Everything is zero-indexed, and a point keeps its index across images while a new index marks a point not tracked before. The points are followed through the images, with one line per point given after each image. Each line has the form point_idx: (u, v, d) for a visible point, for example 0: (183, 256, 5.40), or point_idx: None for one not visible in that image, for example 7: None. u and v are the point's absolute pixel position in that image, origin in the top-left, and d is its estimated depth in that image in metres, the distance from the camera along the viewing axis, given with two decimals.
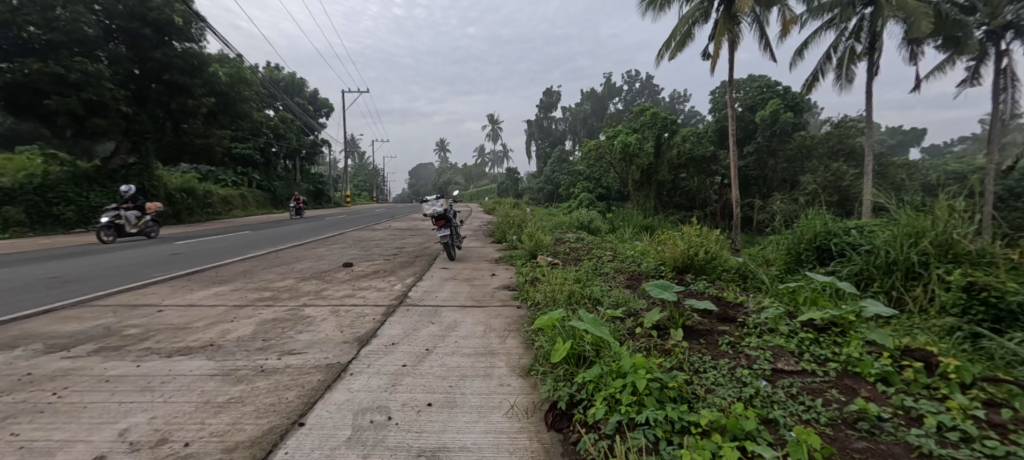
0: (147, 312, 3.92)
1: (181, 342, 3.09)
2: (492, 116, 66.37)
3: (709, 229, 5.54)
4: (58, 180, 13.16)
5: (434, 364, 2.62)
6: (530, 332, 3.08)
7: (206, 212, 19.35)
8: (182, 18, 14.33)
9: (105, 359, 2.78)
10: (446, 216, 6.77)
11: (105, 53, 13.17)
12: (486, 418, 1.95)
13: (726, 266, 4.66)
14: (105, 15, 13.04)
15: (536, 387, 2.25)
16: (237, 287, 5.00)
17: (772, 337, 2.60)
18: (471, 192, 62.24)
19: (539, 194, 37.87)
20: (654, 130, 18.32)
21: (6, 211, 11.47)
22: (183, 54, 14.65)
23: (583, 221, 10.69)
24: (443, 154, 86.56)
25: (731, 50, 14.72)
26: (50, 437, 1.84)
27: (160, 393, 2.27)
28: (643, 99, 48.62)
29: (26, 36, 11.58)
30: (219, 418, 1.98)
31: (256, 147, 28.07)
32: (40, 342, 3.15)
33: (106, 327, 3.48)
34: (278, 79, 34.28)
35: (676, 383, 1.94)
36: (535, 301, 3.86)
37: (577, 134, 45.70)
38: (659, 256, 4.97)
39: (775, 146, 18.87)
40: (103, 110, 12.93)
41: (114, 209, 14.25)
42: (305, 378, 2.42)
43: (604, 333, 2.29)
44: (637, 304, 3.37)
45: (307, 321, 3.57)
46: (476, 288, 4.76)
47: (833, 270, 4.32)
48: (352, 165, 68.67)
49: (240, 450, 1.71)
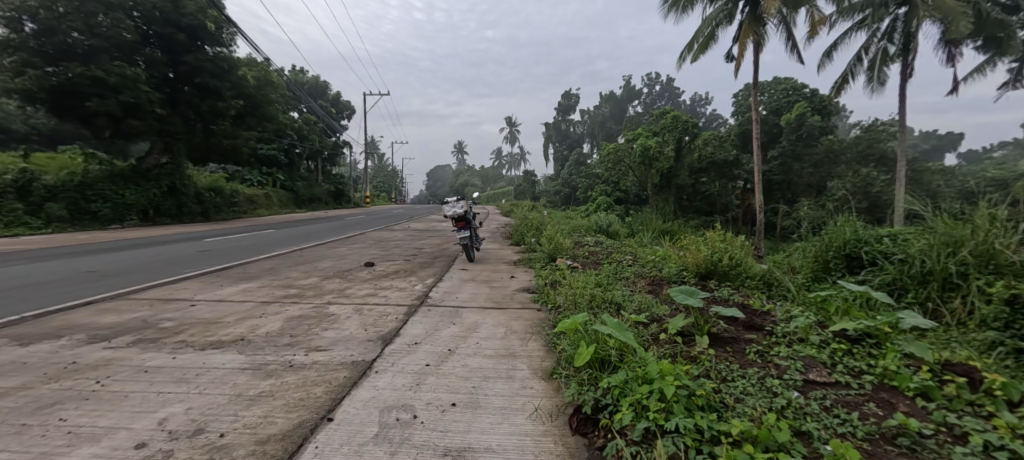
0: (180, 306, 4.08)
1: (213, 335, 3.21)
2: (510, 119, 66.82)
3: (732, 234, 5.44)
4: (97, 177, 13.84)
5: (457, 364, 2.65)
6: (553, 335, 3.07)
7: (232, 211, 20.00)
8: (214, 24, 15.03)
9: (143, 351, 2.90)
10: (466, 218, 6.83)
11: (142, 58, 13.74)
12: (510, 419, 1.96)
13: (750, 273, 4.56)
14: (142, 21, 13.69)
15: (559, 391, 2.24)
16: (263, 284, 5.15)
17: (803, 347, 2.54)
18: (488, 194, 62.56)
19: (555, 197, 37.63)
20: (674, 134, 17.97)
21: (49, 208, 12.13)
22: (214, 58, 15.29)
23: (602, 225, 10.59)
24: (460, 156, 87.39)
25: (757, 52, 14.36)
26: (96, 423, 1.94)
27: (194, 384, 2.36)
28: (664, 102, 47.98)
29: (71, 41, 12.13)
30: (251, 411, 2.04)
31: (281, 148, 28.79)
32: (84, 332, 3.32)
33: (143, 319, 3.64)
34: (302, 82, 35.13)
35: (704, 391, 1.90)
36: (556, 304, 3.85)
37: (596, 137, 45.39)
38: (681, 261, 4.90)
39: (800, 150, 18.43)
40: (138, 112, 13.59)
41: (148, 206, 14.94)
42: (332, 374, 2.47)
43: (628, 338, 2.25)
44: (660, 310, 3.32)
45: (332, 319, 3.65)
46: (496, 290, 4.77)
47: (864, 280, 4.19)
48: (371, 166, 69.77)
49: (272, 442, 1.76)
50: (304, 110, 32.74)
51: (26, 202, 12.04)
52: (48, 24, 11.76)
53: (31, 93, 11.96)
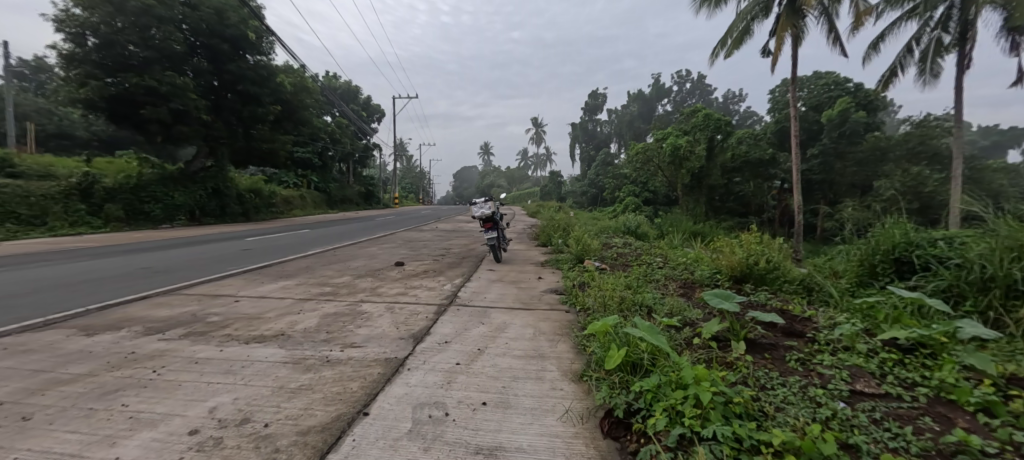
0: (225, 302, 4.32)
1: (256, 330, 3.37)
2: (535, 120, 66.77)
3: (769, 236, 5.22)
4: (150, 180, 14.77)
5: (487, 363, 2.68)
6: (582, 337, 3.05)
7: (270, 211, 20.93)
8: (254, 33, 15.78)
9: (193, 343, 3.09)
10: (494, 219, 6.88)
11: (190, 67, 14.63)
12: (540, 420, 1.96)
13: (789, 278, 4.37)
14: (190, 33, 14.56)
15: (590, 393, 2.23)
16: (300, 281, 5.37)
17: (849, 356, 2.42)
18: (514, 194, 62.72)
19: (582, 198, 37.25)
20: (706, 132, 17.43)
21: (109, 209, 13.10)
22: (254, 66, 16.05)
23: (630, 226, 10.42)
24: (486, 157, 88.13)
25: (795, 46, 13.74)
26: (154, 410, 2.09)
27: (240, 376, 2.49)
28: (695, 100, 46.68)
29: (127, 54, 13.11)
30: (293, 403, 2.14)
31: (315, 151, 29.89)
32: (141, 324, 3.57)
33: (193, 313, 3.88)
34: (335, 87, 36.31)
35: (742, 399, 1.85)
36: (585, 306, 3.82)
37: (623, 137, 44.66)
38: (715, 263, 4.77)
39: (843, 148, 17.46)
40: (186, 119, 14.45)
41: (194, 207, 15.90)
42: (367, 371, 2.55)
43: (661, 342, 2.20)
44: (693, 314, 3.25)
45: (365, 316, 3.76)
46: (523, 291, 4.78)
47: (914, 286, 3.93)
48: (400, 168, 71.34)
49: (313, 434, 1.84)
50: (337, 114, 33.87)
51: (88, 203, 12.93)
52: (108, 38, 12.73)
53: (94, 102, 12.92)
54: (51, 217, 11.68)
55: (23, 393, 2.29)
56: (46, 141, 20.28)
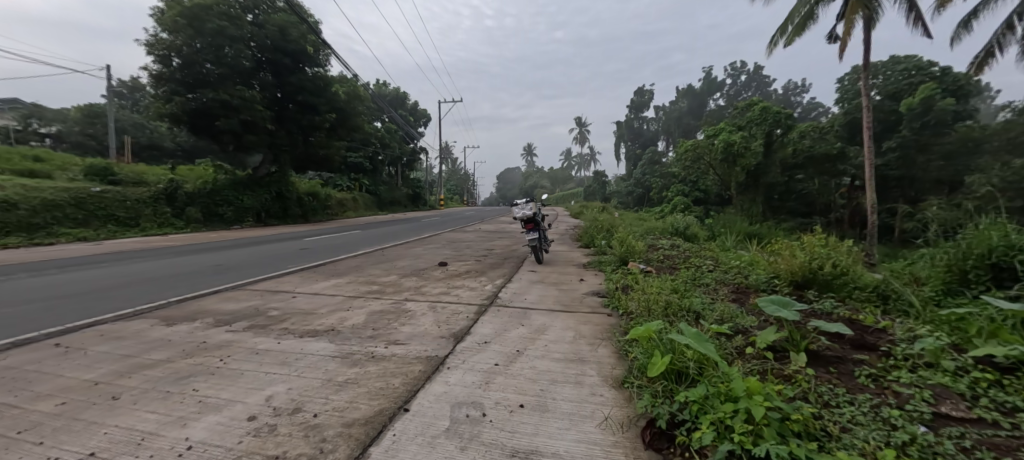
0: (284, 297, 4.64)
1: (310, 324, 3.59)
2: (579, 120, 65.97)
3: (836, 239, 4.78)
4: (223, 185, 16.22)
5: (525, 366, 2.66)
6: (624, 342, 2.95)
7: (326, 214, 22.23)
8: (312, 47, 16.85)
9: (255, 335, 3.34)
10: (535, 220, 6.87)
11: (257, 82, 15.89)
12: (577, 426, 1.92)
13: (860, 284, 3.97)
14: (257, 50, 15.84)
15: (631, 401, 2.14)
16: (350, 279, 5.65)
17: (933, 374, 2.14)
18: (557, 195, 62.32)
19: (627, 198, 36.27)
20: (763, 127, 16.29)
21: (190, 212, 14.59)
22: (312, 77, 17.15)
23: (678, 227, 9.99)
24: (529, 159, 88.33)
25: (867, 29, 12.51)
26: (220, 395, 2.27)
27: (294, 368, 2.66)
28: (751, 93, 43.90)
29: (205, 71, 14.50)
30: (340, 395, 2.24)
31: (366, 156, 31.38)
32: (212, 316, 3.92)
33: (255, 308, 4.20)
34: (384, 94, 37.93)
35: (801, 416, 1.69)
36: (628, 310, 3.69)
37: (672, 135, 42.97)
38: (772, 267, 4.43)
39: (926, 140, 15.65)
40: (254, 128, 15.73)
41: (260, 210, 17.24)
42: (408, 368, 2.62)
43: (709, 350, 2.07)
44: (747, 322, 3.04)
45: (409, 315, 3.89)
46: (564, 293, 4.72)
47: (1017, 296, 3.42)
48: (445, 170, 73.16)
49: (357, 426, 1.92)
50: (386, 120, 35.41)
51: (172, 206, 14.41)
52: (189, 58, 14.16)
53: (177, 116, 14.39)
54: (143, 219, 13.18)
55: (114, 374, 2.58)
56: (140, 152, 22.93)
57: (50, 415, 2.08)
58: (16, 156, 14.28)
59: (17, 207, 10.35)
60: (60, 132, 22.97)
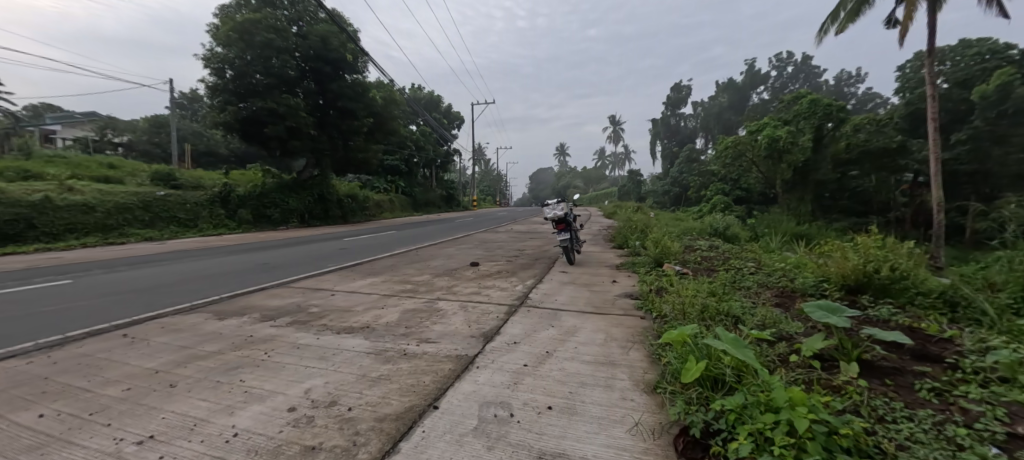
0: (323, 295, 4.85)
1: (346, 321, 3.73)
2: (613, 118, 64.78)
3: (895, 240, 4.41)
4: (271, 189, 17.22)
5: (554, 367, 2.63)
6: (657, 345, 2.86)
7: (364, 215, 23.06)
8: (351, 55, 17.53)
9: (296, 330, 3.51)
10: (567, 220, 6.78)
11: (301, 89, 16.72)
12: (606, 431, 1.87)
13: (922, 289, 3.65)
14: (302, 60, 16.69)
15: (663, 407, 2.07)
16: (385, 278, 5.82)
17: (1009, 392, 1.93)
18: (590, 195, 61.55)
19: (663, 198, 35.24)
20: (812, 120, 15.30)
21: (242, 213, 15.60)
22: (351, 84, 17.85)
23: (717, 227, 9.56)
24: (561, 158, 87.71)
25: (932, 12, 11.49)
26: (263, 386, 2.40)
27: (331, 362, 2.76)
28: (798, 85, 41.38)
29: (254, 82, 15.44)
30: (373, 390, 2.31)
31: (402, 158, 32.26)
32: (258, 312, 4.16)
33: (297, 304, 4.42)
34: (419, 98, 38.83)
35: (850, 430, 1.58)
36: (661, 313, 3.57)
37: (711, 131, 41.32)
38: (822, 270, 4.15)
39: (1002, 130, 14.14)
40: (299, 134, 16.57)
41: (304, 212, 18.14)
42: (439, 366, 2.67)
43: (747, 356, 1.96)
44: (791, 328, 2.87)
45: (440, 314, 3.95)
46: (596, 294, 4.64)
47: None
48: (478, 171, 74.05)
49: (388, 421, 1.97)
50: (421, 123, 36.27)
51: (226, 208, 15.45)
52: (241, 70, 15.12)
53: (230, 124, 15.39)
54: (201, 220, 14.23)
55: (172, 364, 2.79)
56: (199, 158, 24.80)
57: (117, 399, 2.27)
58: (94, 164, 15.79)
59: (95, 209, 11.43)
60: (131, 142, 25.21)
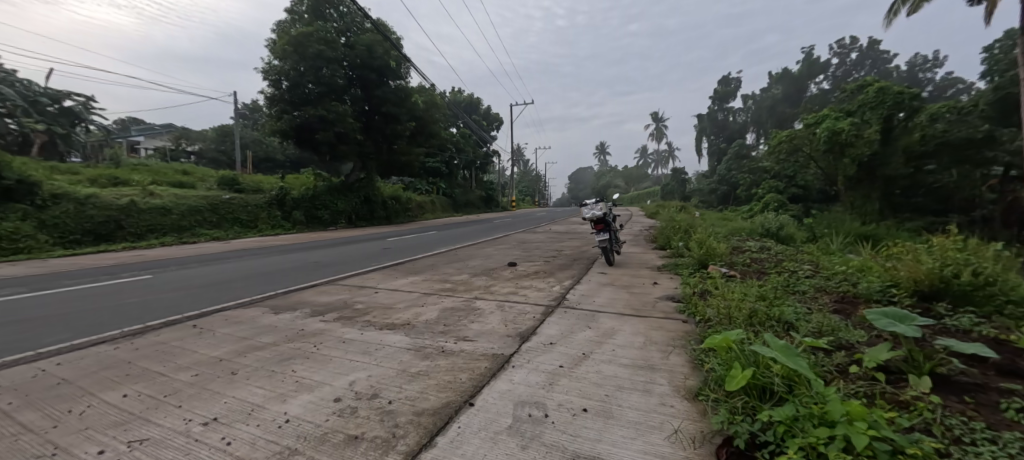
0: (368, 292, 5.07)
1: (389, 318, 3.88)
2: (656, 115, 62.74)
3: (979, 241, 3.94)
4: (322, 191, 18.21)
5: (591, 369, 2.59)
6: (700, 351, 2.74)
7: (407, 216, 23.83)
8: (394, 61, 18.18)
9: (342, 325, 3.70)
10: (605, 220, 6.65)
11: (349, 97, 17.58)
12: (643, 436, 1.82)
13: (1012, 297, 3.24)
14: (349, 68, 17.55)
15: (705, 415, 1.98)
16: (425, 277, 5.99)
17: None
18: (631, 195, 59.90)
19: (710, 197, 33.64)
20: (879, 110, 14.01)
21: (295, 215, 16.63)
22: (395, 90, 18.52)
23: (770, 228, 8.99)
24: (601, 158, 86.14)
25: None
26: (312, 377, 2.56)
27: (373, 357, 2.89)
28: (864, 72, 37.98)
29: (306, 91, 16.45)
30: (412, 385, 2.39)
31: (443, 161, 33.02)
32: (309, 307, 4.42)
33: (344, 301, 4.65)
34: (459, 101, 39.51)
35: (920, 451, 1.43)
36: (705, 317, 3.41)
37: (763, 125, 38.89)
38: (890, 275, 3.80)
39: None
40: (346, 139, 17.40)
41: (351, 213, 19.01)
42: (475, 364, 2.71)
43: (799, 365, 1.84)
44: (852, 336, 2.65)
45: (477, 313, 4.00)
46: (635, 296, 4.52)
47: None
48: (517, 172, 74.20)
49: (425, 416, 2.02)
50: (461, 125, 36.94)
51: (282, 210, 16.54)
52: (295, 80, 16.16)
53: (286, 131, 16.47)
54: (260, 221, 15.33)
55: (233, 353, 3.03)
56: (259, 164, 26.73)
57: (186, 383, 2.50)
58: (170, 171, 17.45)
59: (171, 212, 12.63)
60: (201, 150, 27.62)
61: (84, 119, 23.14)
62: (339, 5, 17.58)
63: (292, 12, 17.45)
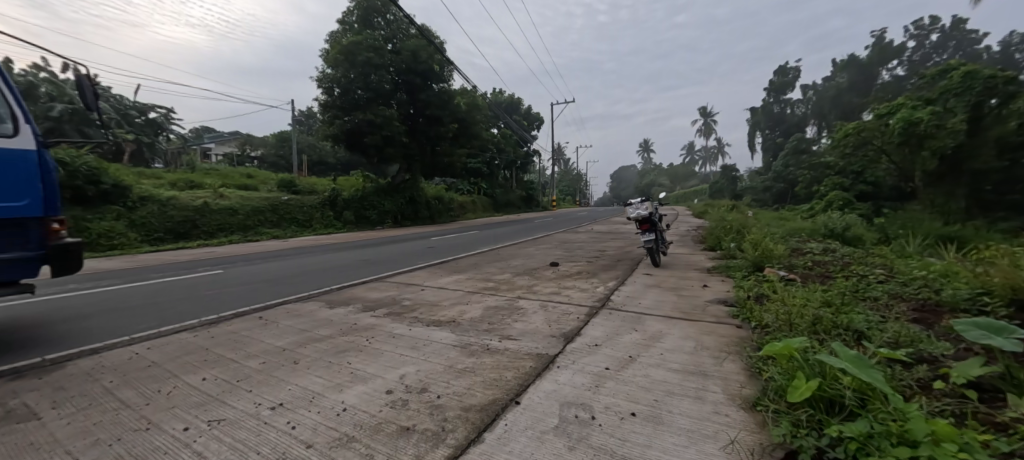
0: (414, 290, 5.24)
1: (435, 315, 3.99)
2: (704, 109, 59.88)
3: None
4: (370, 192, 19.07)
5: (638, 373, 2.53)
6: (757, 358, 2.59)
7: (449, 215, 24.37)
8: (438, 65, 18.68)
9: (392, 321, 3.85)
10: (651, 220, 6.43)
11: (395, 101, 18.28)
12: (697, 445, 1.76)
13: None
14: (396, 74, 18.24)
15: (765, 426, 1.87)
16: (469, 276, 6.11)
17: None
18: (677, 194, 57.55)
19: (764, 195, 31.64)
20: (966, 97, 12.53)
21: (346, 215, 17.54)
22: (438, 92, 19.00)
23: (834, 229, 8.30)
24: (645, 155, 83.47)
25: None
26: (365, 369, 2.69)
27: (421, 352, 2.99)
28: (947, 55, 34.07)
29: (356, 97, 17.28)
30: (459, 381, 2.45)
31: (484, 161, 33.40)
32: (361, 302, 4.64)
33: (393, 297, 4.85)
34: (500, 101, 39.83)
35: None
36: (762, 323, 3.22)
37: (826, 117, 35.90)
38: (982, 281, 3.39)
39: None
40: (393, 141, 18.09)
41: (397, 213, 19.71)
42: (520, 363, 2.73)
43: (875, 378, 1.69)
44: (935, 349, 2.40)
45: (521, 312, 4.02)
46: (684, 299, 4.35)
47: None
48: (558, 171, 73.58)
49: (473, 412, 2.07)
50: (502, 126, 37.20)
51: (334, 210, 17.52)
52: (346, 87, 17.03)
53: (338, 136, 17.39)
54: (315, 221, 16.33)
55: (295, 344, 3.25)
56: (313, 167, 28.40)
57: (255, 370, 2.71)
58: (237, 175, 18.97)
59: (237, 212, 13.75)
60: (263, 155, 29.77)
61: (166, 128, 25.66)
62: (386, 13, 18.32)
63: (343, 22, 18.46)
